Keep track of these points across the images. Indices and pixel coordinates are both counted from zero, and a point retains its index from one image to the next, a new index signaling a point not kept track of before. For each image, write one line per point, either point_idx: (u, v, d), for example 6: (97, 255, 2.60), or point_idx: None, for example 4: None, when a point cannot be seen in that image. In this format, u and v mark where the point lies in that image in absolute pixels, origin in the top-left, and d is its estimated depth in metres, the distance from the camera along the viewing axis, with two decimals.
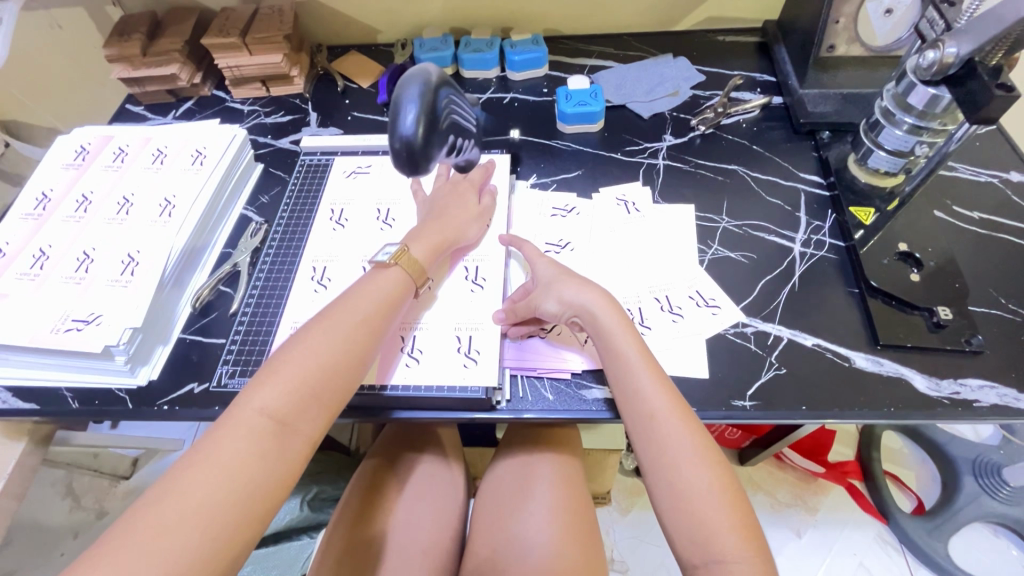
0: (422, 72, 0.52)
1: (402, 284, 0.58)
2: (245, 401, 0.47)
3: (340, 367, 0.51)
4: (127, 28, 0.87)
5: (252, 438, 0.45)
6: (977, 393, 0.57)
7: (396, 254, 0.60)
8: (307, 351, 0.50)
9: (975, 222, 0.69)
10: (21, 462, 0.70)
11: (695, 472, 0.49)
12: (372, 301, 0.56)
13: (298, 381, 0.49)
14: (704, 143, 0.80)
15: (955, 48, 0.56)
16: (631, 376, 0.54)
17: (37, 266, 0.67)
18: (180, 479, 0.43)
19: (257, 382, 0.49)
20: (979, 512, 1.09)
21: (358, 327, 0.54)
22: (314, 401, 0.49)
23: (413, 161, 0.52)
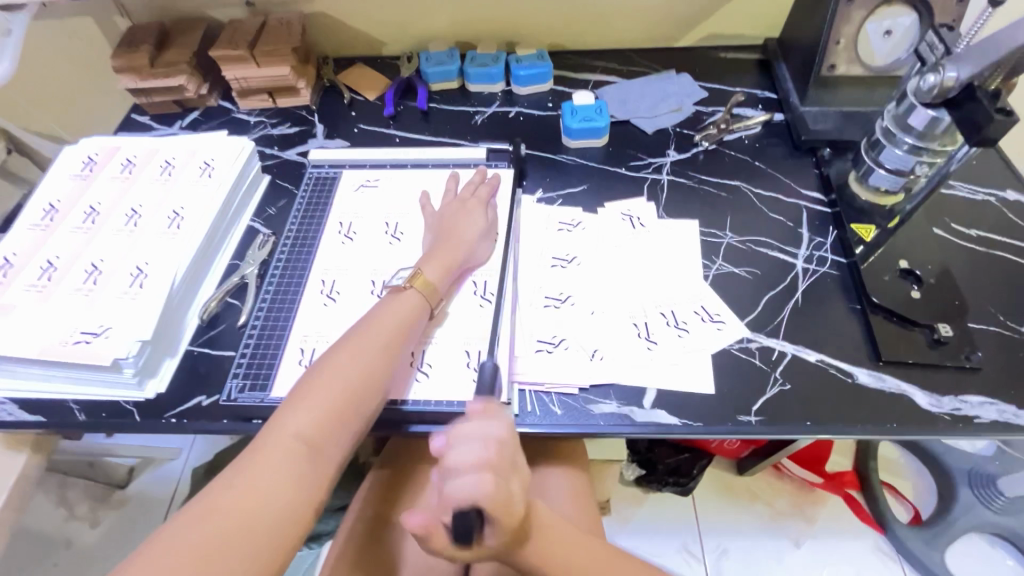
0: None
1: (419, 306, 0.61)
2: (277, 425, 0.50)
3: (365, 389, 0.54)
4: (134, 39, 0.88)
5: (286, 461, 0.48)
6: (977, 409, 0.58)
7: (412, 278, 0.62)
8: (334, 374, 0.53)
9: (973, 239, 0.71)
10: (23, 475, 0.69)
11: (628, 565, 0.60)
12: (392, 322, 0.59)
13: (327, 404, 0.52)
14: (707, 159, 0.81)
15: (955, 72, 0.57)
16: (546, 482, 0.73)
17: (45, 277, 0.67)
18: (219, 500, 0.45)
19: (287, 406, 0.52)
20: (974, 522, 1.10)
21: (379, 349, 0.56)
22: (342, 423, 0.52)
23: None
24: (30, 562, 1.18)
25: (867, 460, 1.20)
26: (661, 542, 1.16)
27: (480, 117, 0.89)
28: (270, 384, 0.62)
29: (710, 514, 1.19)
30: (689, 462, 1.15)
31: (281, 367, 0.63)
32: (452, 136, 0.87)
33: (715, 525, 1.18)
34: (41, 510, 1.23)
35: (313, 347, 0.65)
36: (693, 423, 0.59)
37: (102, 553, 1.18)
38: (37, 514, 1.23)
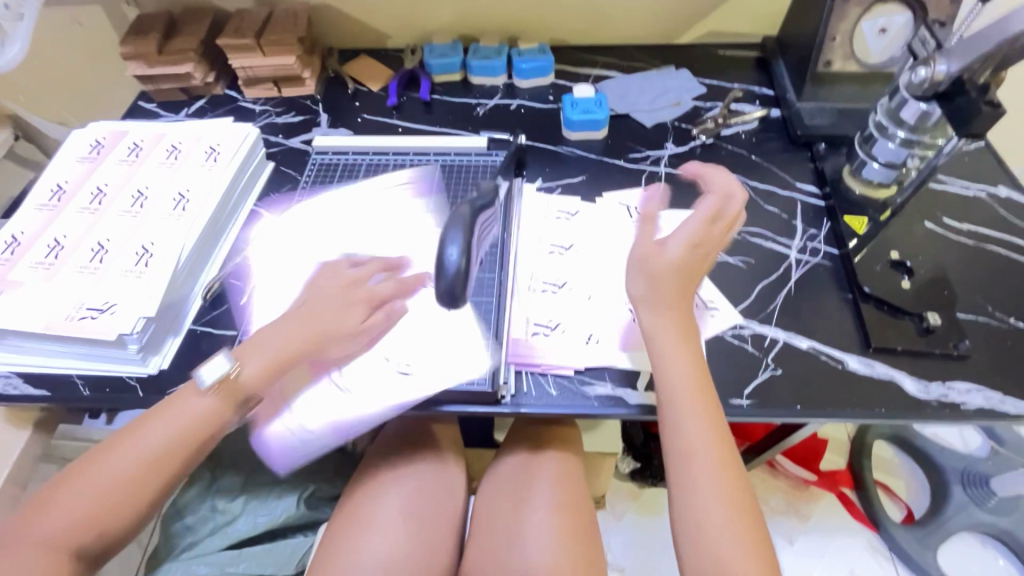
0: (455, 228, 0.50)
1: (214, 409, 0.54)
2: (19, 532, 0.47)
3: (131, 495, 0.49)
4: (143, 27, 0.89)
5: (25, 572, 0.45)
6: (965, 396, 0.60)
7: (217, 383, 0.55)
8: (84, 483, 0.49)
9: (963, 233, 0.72)
10: (26, 450, 0.70)
11: (736, 556, 0.47)
12: (168, 425, 0.52)
13: (72, 517, 0.47)
14: (705, 153, 0.82)
15: (946, 66, 0.59)
16: (677, 419, 0.53)
17: (52, 255, 0.68)
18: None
19: (29, 511, 0.48)
20: (967, 521, 1.12)
21: (154, 453, 0.51)
22: (96, 530, 0.48)
23: (454, 295, 0.49)
24: None
25: (861, 459, 1.21)
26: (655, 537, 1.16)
27: (482, 108, 0.90)
28: None
29: None
30: None
31: None
32: (454, 127, 0.88)
33: None
34: None
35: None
36: None
37: None
38: None
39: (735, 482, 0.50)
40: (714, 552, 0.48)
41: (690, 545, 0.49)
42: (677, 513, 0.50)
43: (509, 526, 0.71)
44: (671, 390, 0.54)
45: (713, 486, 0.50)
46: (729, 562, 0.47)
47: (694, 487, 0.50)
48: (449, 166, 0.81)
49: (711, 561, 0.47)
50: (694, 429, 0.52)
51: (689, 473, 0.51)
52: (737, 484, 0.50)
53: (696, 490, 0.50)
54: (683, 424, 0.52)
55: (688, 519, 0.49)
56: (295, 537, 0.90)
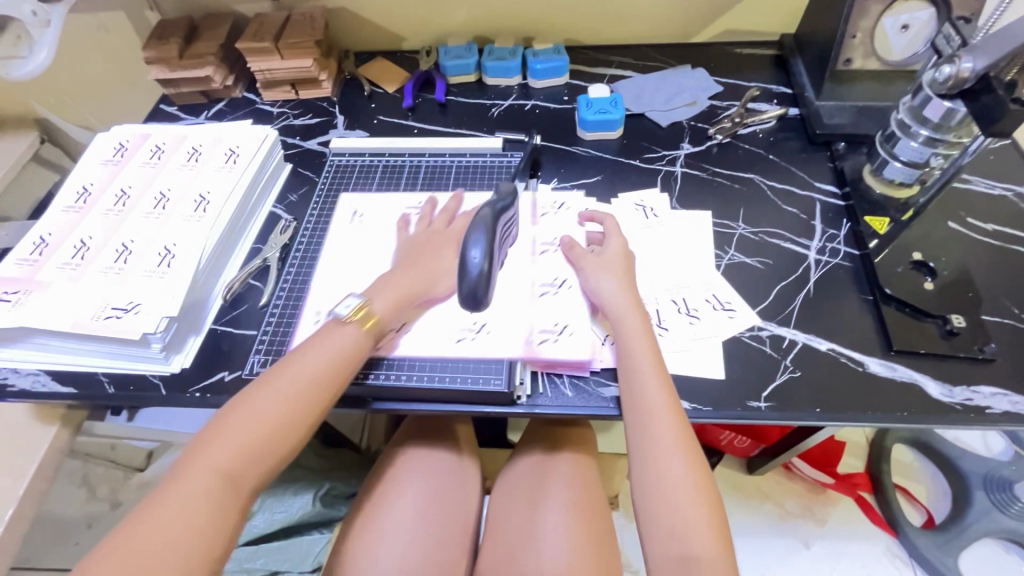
0: (481, 227, 0.51)
1: (357, 340, 0.59)
2: (193, 457, 0.49)
3: (284, 427, 0.52)
4: (165, 32, 0.91)
5: (195, 491, 0.47)
6: (990, 400, 0.58)
7: (356, 310, 0.60)
8: (253, 409, 0.52)
9: (988, 233, 0.71)
10: (53, 446, 0.72)
11: (689, 510, 0.50)
12: (324, 358, 0.56)
13: (241, 441, 0.50)
14: (721, 152, 0.82)
15: (971, 63, 0.57)
16: (637, 380, 0.56)
17: (78, 256, 0.70)
18: (135, 533, 0.45)
19: (207, 438, 0.50)
20: (989, 527, 1.09)
21: (305, 385, 0.54)
22: (258, 457, 0.50)
23: (477, 297, 0.49)
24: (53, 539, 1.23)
25: (879, 463, 1.19)
26: None
27: (497, 109, 0.91)
28: None
29: None
30: None
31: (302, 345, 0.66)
32: (469, 128, 0.89)
33: None
34: (67, 492, 1.28)
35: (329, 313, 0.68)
36: (703, 407, 0.59)
37: None
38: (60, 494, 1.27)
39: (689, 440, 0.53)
40: (671, 508, 0.50)
41: (652, 503, 0.51)
42: (638, 471, 0.53)
43: (525, 527, 0.71)
44: (633, 355, 0.57)
45: (670, 444, 0.52)
46: (683, 517, 0.49)
47: (653, 446, 0.52)
48: (464, 167, 0.81)
49: (668, 515, 0.50)
50: (652, 390, 0.55)
51: (649, 432, 0.53)
52: (690, 442, 0.53)
53: (658, 449, 0.52)
54: (644, 386, 0.55)
55: (650, 477, 0.52)
56: (311, 534, 0.94)
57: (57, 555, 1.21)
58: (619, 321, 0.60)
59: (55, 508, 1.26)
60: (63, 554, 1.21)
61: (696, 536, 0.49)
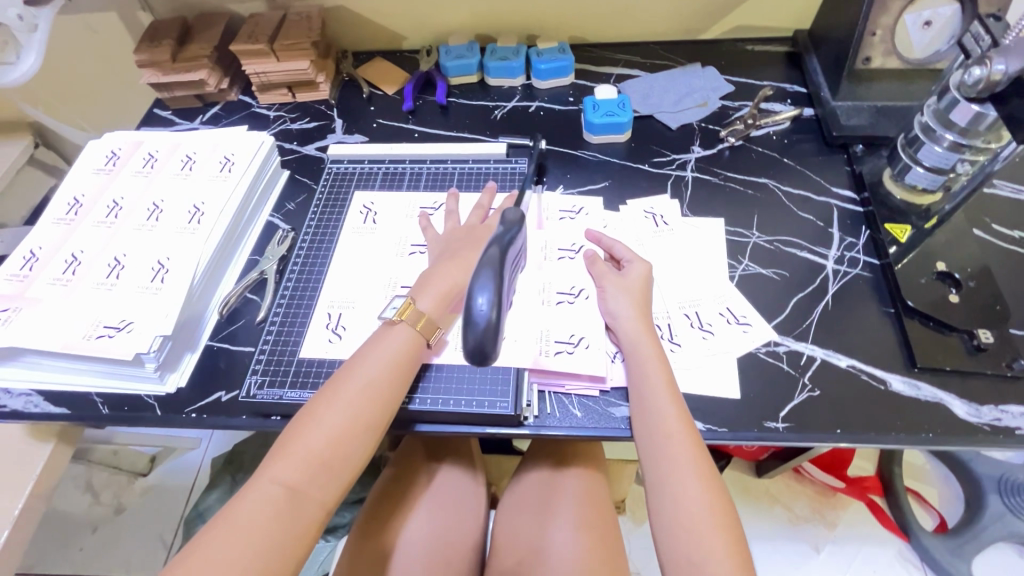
0: (488, 271, 0.49)
1: (413, 341, 0.58)
2: (263, 471, 0.49)
3: (350, 436, 0.52)
4: (157, 33, 0.88)
5: (266, 505, 0.47)
6: (1020, 420, 0.56)
7: (402, 309, 0.59)
8: (317, 422, 0.51)
9: (1015, 241, 0.68)
10: (49, 464, 0.70)
11: (704, 537, 0.47)
12: (381, 363, 0.56)
13: (308, 453, 0.50)
14: (733, 156, 0.79)
15: (1003, 65, 0.55)
16: (649, 401, 0.54)
17: (69, 271, 0.67)
18: (207, 548, 0.45)
19: (274, 453, 0.50)
20: (1003, 532, 1.06)
21: (366, 392, 0.54)
22: (325, 470, 0.50)
23: (484, 350, 0.47)
24: (57, 545, 1.22)
25: (891, 464, 1.16)
26: None
27: (500, 111, 0.88)
28: (289, 380, 0.62)
29: None
30: None
31: (301, 360, 0.64)
32: (472, 132, 0.86)
33: None
34: (68, 496, 1.27)
35: (340, 311, 0.67)
36: (718, 428, 0.57)
37: (125, 540, 1.21)
38: (62, 500, 1.26)
39: (706, 462, 0.51)
40: (685, 534, 0.48)
41: (669, 530, 0.49)
42: (655, 495, 0.50)
43: (533, 547, 0.69)
44: (646, 375, 0.56)
45: (685, 466, 0.50)
46: (699, 544, 0.47)
47: (669, 468, 0.50)
48: (467, 173, 0.79)
49: (681, 540, 0.48)
50: (666, 409, 0.53)
51: (663, 453, 0.51)
52: (707, 465, 0.51)
53: (675, 472, 0.50)
54: (659, 404, 0.54)
55: (667, 501, 0.50)
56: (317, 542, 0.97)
57: (60, 560, 1.20)
58: (631, 337, 0.58)
59: (58, 512, 1.25)
60: (66, 558, 1.20)
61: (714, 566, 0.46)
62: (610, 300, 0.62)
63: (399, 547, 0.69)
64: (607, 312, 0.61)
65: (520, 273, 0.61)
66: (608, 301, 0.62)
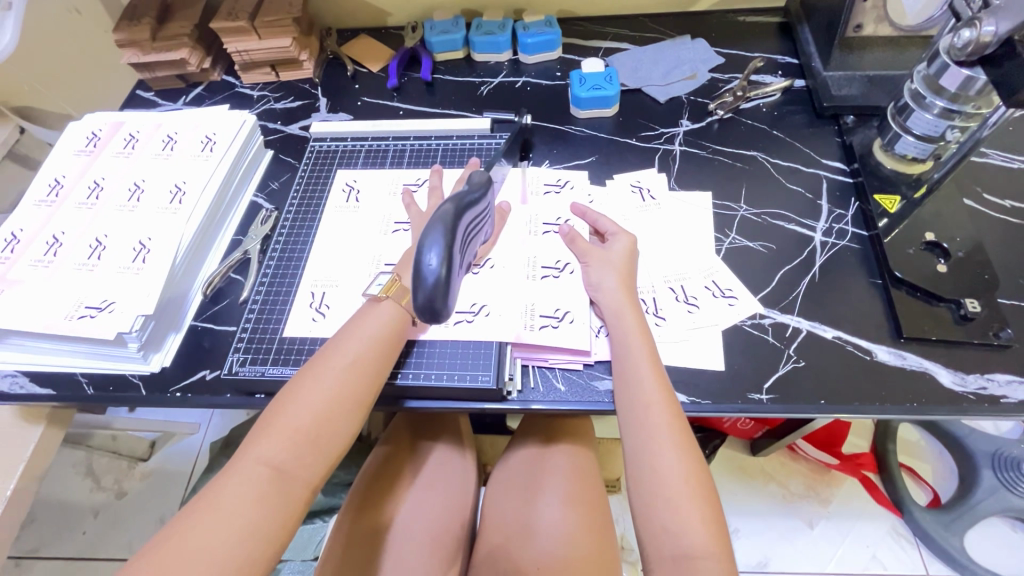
0: (439, 226, 0.46)
1: (398, 317, 0.57)
2: (247, 451, 0.48)
3: (335, 412, 0.51)
4: (136, 12, 0.86)
5: (251, 485, 0.47)
6: (1005, 389, 0.56)
7: (388, 285, 0.58)
8: (301, 399, 0.51)
9: (1006, 211, 0.67)
10: (40, 445, 0.71)
11: (680, 505, 0.47)
12: (365, 340, 0.55)
13: (291, 431, 0.49)
14: (722, 129, 0.77)
15: (993, 26, 0.53)
16: (630, 373, 0.54)
17: (51, 252, 0.67)
18: (191, 527, 0.44)
19: (258, 431, 0.50)
20: (998, 506, 1.06)
21: (351, 369, 0.53)
22: (310, 448, 0.50)
23: (435, 308, 0.45)
24: (60, 529, 1.23)
25: (885, 441, 1.16)
26: None
27: (486, 88, 0.86)
28: (271, 358, 0.62)
29: (722, 495, 1.18)
30: (701, 441, 1.14)
31: (284, 337, 0.63)
32: (458, 109, 0.84)
33: (728, 505, 1.16)
34: (68, 482, 1.28)
35: (324, 290, 0.67)
36: (701, 400, 0.57)
37: (125, 524, 1.23)
38: (63, 486, 1.27)
39: (686, 434, 0.51)
40: (662, 502, 0.48)
41: (647, 499, 0.49)
42: (633, 464, 0.51)
43: (521, 521, 0.70)
44: (628, 347, 0.55)
45: (665, 437, 0.50)
46: (673, 511, 0.47)
47: (648, 438, 0.50)
48: (452, 149, 0.78)
49: (655, 506, 0.48)
50: (647, 380, 0.53)
51: (642, 424, 0.51)
52: (687, 436, 0.51)
53: (654, 444, 0.50)
54: (641, 376, 0.53)
55: (646, 472, 0.49)
56: (312, 522, 0.96)
57: (62, 544, 1.22)
58: (614, 307, 0.58)
59: (58, 497, 1.26)
60: (68, 543, 1.22)
61: (688, 531, 0.47)
62: (595, 273, 0.61)
63: (389, 526, 0.69)
64: (591, 284, 0.61)
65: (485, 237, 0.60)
66: (592, 274, 0.61)
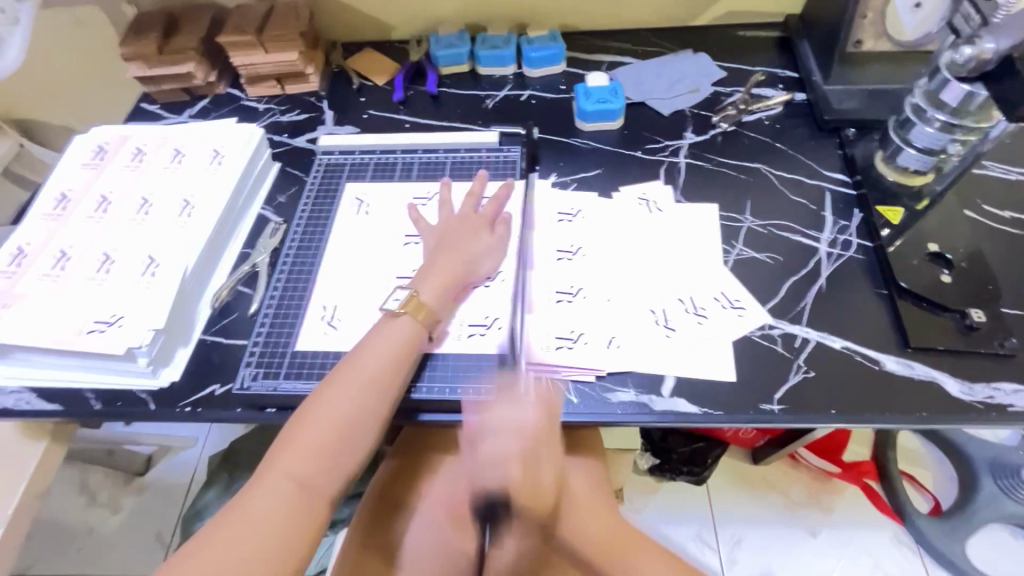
0: None
1: (414, 331, 0.58)
2: (268, 467, 0.49)
3: (356, 428, 0.51)
4: (142, 26, 0.86)
5: (276, 499, 0.47)
6: (1011, 397, 0.56)
7: (407, 301, 0.59)
8: (321, 414, 0.51)
9: (1006, 221, 0.68)
10: (42, 462, 0.69)
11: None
12: (384, 354, 0.55)
13: (313, 446, 0.50)
14: (725, 141, 0.79)
15: (993, 43, 0.56)
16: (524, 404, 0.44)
17: (59, 266, 0.67)
18: (219, 540, 0.45)
19: (279, 447, 0.50)
20: (995, 514, 1.07)
21: (371, 385, 0.53)
22: (332, 463, 0.50)
23: None
24: (55, 546, 1.21)
25: (885, 449, 1.17)
26: (677, 530, 1.16)
27: (491, 101, 0.87)
28: (283, 371, 0.62)
29: (725, 503, 1.18)
30: (703, 450, 1.13)
31: (296, 351, 0.63)
32: (464, 121, 0.85)
33: (731, 514, 1.17)
34: (62, 498, 1.26)
35: (335, 303, 0.67)
36: (714, 411, 0.57)
37: (122, 540, 1.21)
38: (58, 502, 1.25)
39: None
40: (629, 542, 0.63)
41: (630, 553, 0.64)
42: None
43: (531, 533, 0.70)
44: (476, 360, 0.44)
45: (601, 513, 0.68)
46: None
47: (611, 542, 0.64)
48: (459, 162, 0.78)
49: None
50: None
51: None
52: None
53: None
54: None
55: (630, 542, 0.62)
56: None
57: (57, 561, 1.19)
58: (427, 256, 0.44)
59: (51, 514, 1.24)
60: (62, 560, 1.19)
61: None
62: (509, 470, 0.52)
63: (401, 540, 0.70)
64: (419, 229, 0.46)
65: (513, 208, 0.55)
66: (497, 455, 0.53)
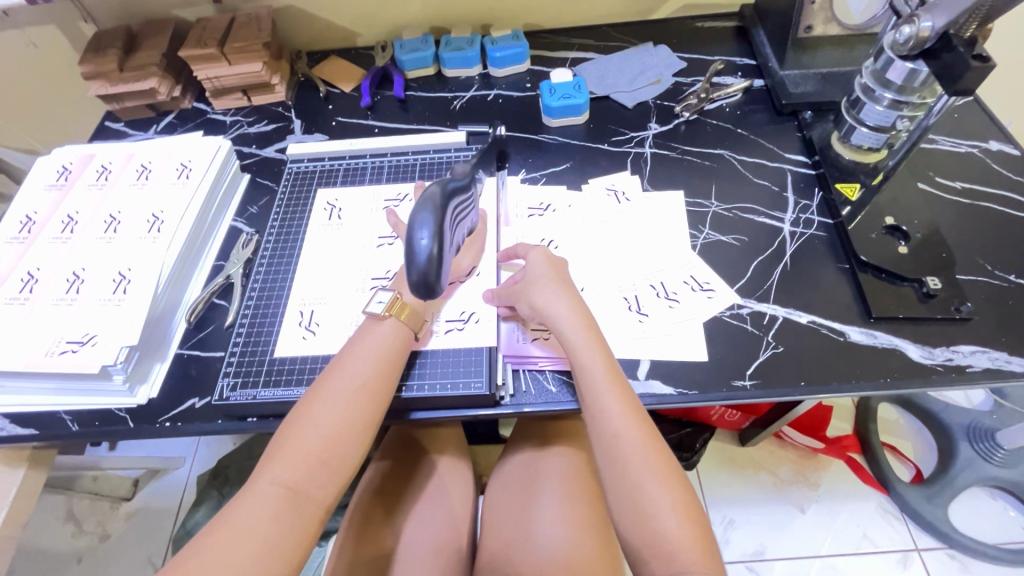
0: (429, 200, 0.51)
1: (400, 333, 0.58)
2: (257, 477, 0.48)
3: (345, 434, 0.51)
4: (102, 44, 0.85)
5: (265, 507, 0.47)
6: (970, 358, 0.59)
7: (392, 304, 0.59)
8: (308, 421, 0.51)
9: (957, 192, 0.71)
10: (22, 490, 0.68)
11: (675, 524, 0.47)
12: (370, 360, 0.55)
13: (303, 454, 0.49)
14: (689, 130, 0.81)
15: (930, 22, 0.58)
16: (597, 395, 0.53)
17: (26, 289, 0.66)
18: (208, 551, 0.44)
19: (268, 458, 0.50)
20: (975, 476, 1.11)
21: (359, 389, 0.53)
22: (324, 468, 0.50)
23: (428, 282, 0.50)
24: None
25: (868, 423, 1.19)
26: None
27: (459, 102, 0.88)
28: (262, 380, 0.62)
29: (715, 486, 1.20)
30: (691, 436, 1.15)
31: (274, 358, 0.63)
32: (432, 123, 0.86)
33: (721, 496, 1.19)
34: (49, 529, 1.23)
35: (312, 308, 0.67)
36: (688, 392, 0.59)
37: (112, 567, 1.19)
38: (44, 533, 1.23)
39: (663, 455, 0.51)
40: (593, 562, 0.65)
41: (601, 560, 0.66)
42: (612, 495, 0.50)
43: (521, 526, 0.70)
44: (588, 367, 0.54)
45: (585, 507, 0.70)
46: (669, 536, 0.47)
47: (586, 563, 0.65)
48: (429, 163, 0.79)
49: (647, 530, 0.48)
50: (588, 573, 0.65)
51: (621, 463, 0.50)
52: (666, 460, 0.51)
53: (631, 471, 0.50)
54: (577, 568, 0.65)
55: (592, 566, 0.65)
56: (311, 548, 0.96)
57: None
58: (563, 325, 0.57)
59: (38, 545, 1.22)
60: None
61: (676, 543, 0.47)
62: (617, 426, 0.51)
63: (395, 541, 0.70)
64: (533, 300, 0.59)
65: (465, 232, 0.61)
66: (604, 404, 0.53)
